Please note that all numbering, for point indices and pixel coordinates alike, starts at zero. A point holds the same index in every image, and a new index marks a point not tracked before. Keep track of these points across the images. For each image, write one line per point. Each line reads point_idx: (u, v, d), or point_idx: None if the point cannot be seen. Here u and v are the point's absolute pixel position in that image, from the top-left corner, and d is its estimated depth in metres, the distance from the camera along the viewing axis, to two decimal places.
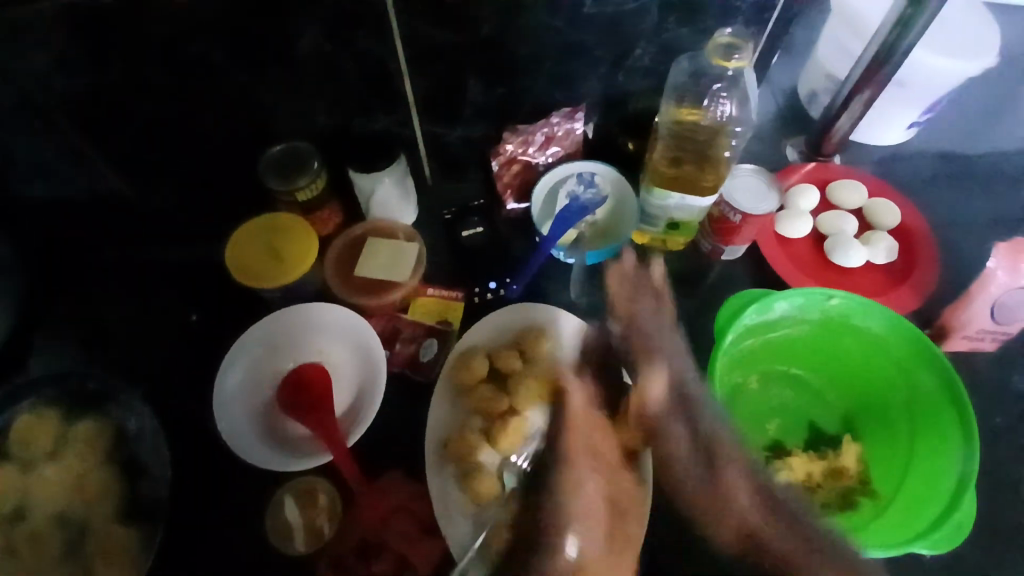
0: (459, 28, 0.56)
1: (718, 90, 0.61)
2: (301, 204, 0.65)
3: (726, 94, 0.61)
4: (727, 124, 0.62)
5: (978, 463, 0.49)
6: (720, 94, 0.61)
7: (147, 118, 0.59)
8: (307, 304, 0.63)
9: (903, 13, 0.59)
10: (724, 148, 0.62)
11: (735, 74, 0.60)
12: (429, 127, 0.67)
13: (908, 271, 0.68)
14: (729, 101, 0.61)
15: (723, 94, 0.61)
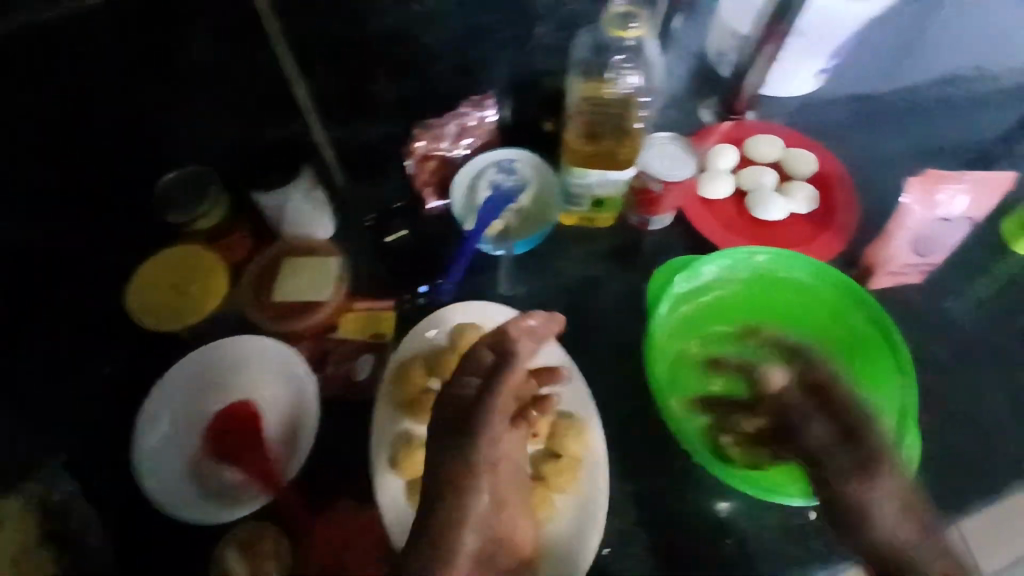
0: (343, 20, 0.53)
1: (620, 61, 0.60)
2: (205, 233, 0.62)
3: (630, 64, 0.60)
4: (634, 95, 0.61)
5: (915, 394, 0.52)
6: (623, 65, 0.61)
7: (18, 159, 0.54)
8: (227, 339, 0.60)
9: None
10: (634, 120, 0.62)
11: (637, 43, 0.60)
12: (333, 133, 0.63)
13: (829, 217, 0.69)
14: (633, 71, 0.61)
15: (626, 64, 0.61)
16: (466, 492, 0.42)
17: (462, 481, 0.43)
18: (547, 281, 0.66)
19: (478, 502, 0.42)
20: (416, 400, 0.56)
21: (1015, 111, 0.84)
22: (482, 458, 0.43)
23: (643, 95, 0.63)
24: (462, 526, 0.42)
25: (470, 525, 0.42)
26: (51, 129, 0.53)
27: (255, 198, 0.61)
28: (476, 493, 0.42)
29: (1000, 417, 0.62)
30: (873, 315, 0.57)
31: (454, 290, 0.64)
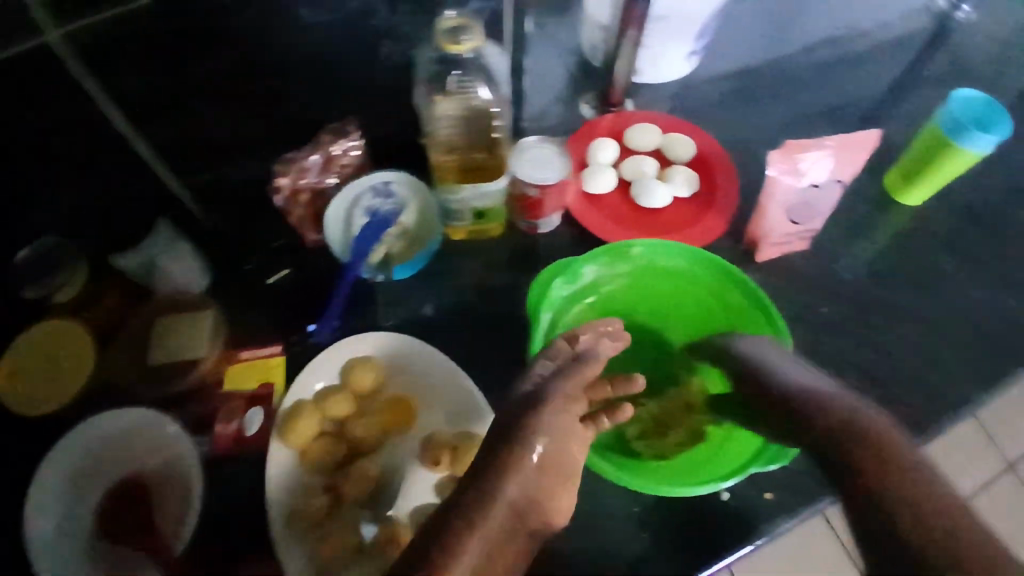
0: (165, 69, 0.50)
1: (459, 73, 0.57)
2: (69, 304, 0.58)
3: (470, 77, 0.58)
4: (483, 106, 0.59)
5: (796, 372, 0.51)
6: (465, 79, 0.58)
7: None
8: (100, 414, 0.56)
9: None
10: (492, 129, 0.60)
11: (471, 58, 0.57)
12: (189, 180, 0.60)
13: (712, 197, 0.70)
14: (476, 84, 0.58)
15: (467, 78, 0.58)
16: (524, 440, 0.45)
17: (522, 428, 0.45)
18: (441, 300, 0.64)
19: (533, 457, 0.45)
20: (310, 446, 0.54)
21: (887, 68, 0.86)
22: (535, 416, 0.46)
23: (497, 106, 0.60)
24: (510, 475, 0.43)
25: (518, 480, 0.43)
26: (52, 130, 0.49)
27: (116, 261, 0.60)
28: (532, 445, 0.45)
29: (889, 368, 0.65)
30: (752, 293, 0.57)
31: (344, 324, 0.62)
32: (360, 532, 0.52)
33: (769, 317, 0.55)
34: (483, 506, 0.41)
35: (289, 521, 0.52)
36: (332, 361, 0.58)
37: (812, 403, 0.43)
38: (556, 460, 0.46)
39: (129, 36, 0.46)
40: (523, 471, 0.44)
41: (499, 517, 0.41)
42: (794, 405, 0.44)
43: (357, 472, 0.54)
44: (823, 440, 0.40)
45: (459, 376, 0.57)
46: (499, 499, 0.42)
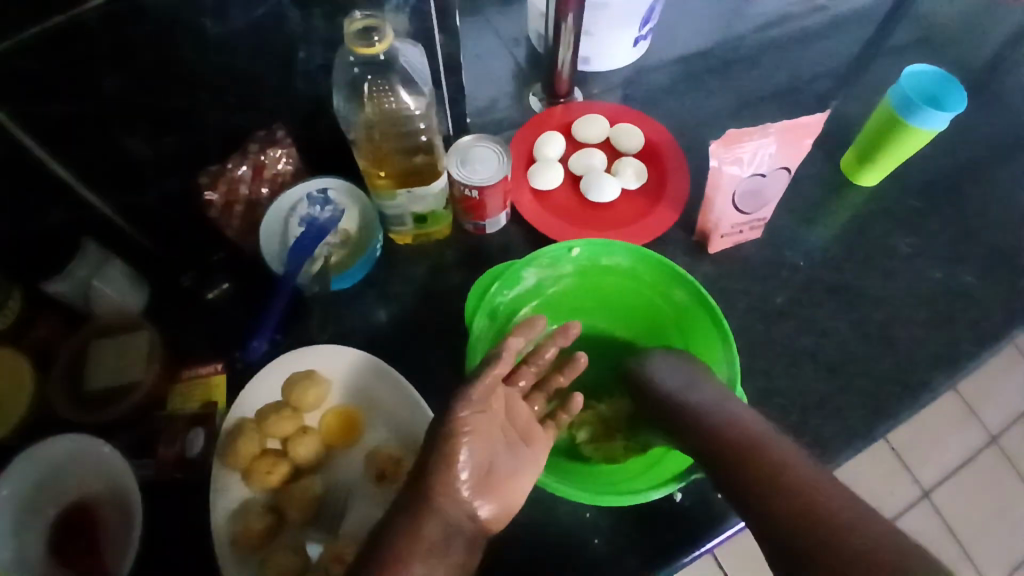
0: (71, 93, 0.47)
1: (371, 76, 0.53)
2: (6, 332, 0.57)
3: (386, 82, 0.53)
4: (404, 112, 0.55)
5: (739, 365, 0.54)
6: (381, 83, 0.54)
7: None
8: (36, 446, 0.55)
9: None
10: (417, 133, 0.57)
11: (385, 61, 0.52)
12: (117, 200, 0.58)
13: (662, 188, 0.68)
14: (393, 90, 0.54)
15: (383, 83, 0.54)
16: (450, 456, 0.40)
17: (442, 447, 0.40)
18: (387, 309, 0.63)
19: (462, 474, 0.40)
20: (251, 466, 0.53)
21: (844, 43, 0.84)
22: (451, 428, 0.40)
23: (420, 110, 0.56)
24: (439, 496, 0.39)
25: (456, 504, 0.39)
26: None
27: (46, 288, 0.58)
28: (459, 460, 0.40)
29: (845, 354, 0.64)
30: (692, 288, 0.58)
31: (287, 337, 0.61)
32: (306, 552, 0.52)
33: (709, 311, 0.57)
34: (410, 539, 0.38)
35: (232, 544, 0.51)
36: (271, 377, 0.57)
37: (723, 432, 0.47)
38: (486, 469, 0.41)
39: (20, 57, 0.43)
40: (453, 492, 0.39)
41: (433, 539, 0.38)
42: (719, 440, 0.47)
43: (300, 490, 0.53)
44: (737, 470, 0.45)
45: (402, 385, 0.56)
46: (424, 528, 0.38)
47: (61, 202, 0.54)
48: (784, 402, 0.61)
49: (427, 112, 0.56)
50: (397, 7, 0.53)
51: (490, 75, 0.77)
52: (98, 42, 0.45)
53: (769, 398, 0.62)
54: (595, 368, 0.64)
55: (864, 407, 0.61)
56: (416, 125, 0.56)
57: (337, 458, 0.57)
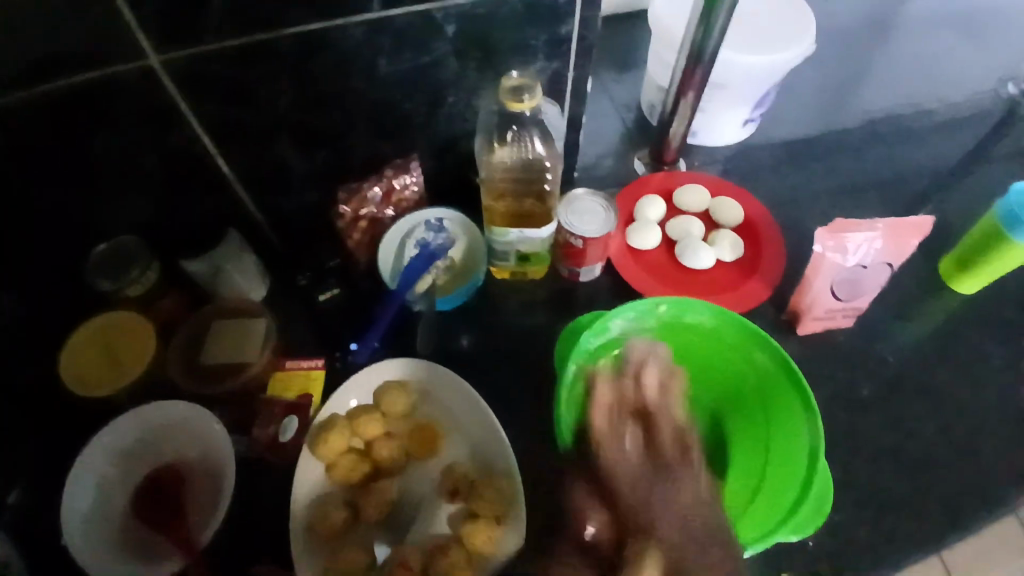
0: (252, 105, 0.56)
1: (517, 128, 0.61)
2: (137, 299, 0.63)
3: (525, 136, 0.61)
4: (535, 160, 0.61)
5: (823, 436, 0.53)
6: (521, 135, 0.61)
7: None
8: (149, 404, 0.59)
9: (702, 14, 0.61)
10: (542, 182, 0.63)
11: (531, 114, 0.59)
12: (263, 200, 0.66)
13: (757, 263, 0.70)
14: (531, 140, 0.61)
15: (523, 135, 0.61)
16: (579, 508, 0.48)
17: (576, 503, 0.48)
18: (478, 337, 0.66)
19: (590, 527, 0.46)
20: (336, 460, 0.56)
21: (953, 147, 0.85)
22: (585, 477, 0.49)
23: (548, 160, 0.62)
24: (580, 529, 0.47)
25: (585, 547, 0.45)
26: (149, 124, 0.54)
27: (185, 265, 0.64)
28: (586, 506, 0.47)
29: (930, 458, 0.62)
30: (778, 355, 0.57)
31: (383, 346, 0.65)
32: (374, 552, 0.54)
33: (796, 381, 0.56)
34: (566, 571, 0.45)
35: (308, 531, 0.54)
36: (365, 380, 0.61)
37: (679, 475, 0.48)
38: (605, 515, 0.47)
39: (222, 65, 0.51)
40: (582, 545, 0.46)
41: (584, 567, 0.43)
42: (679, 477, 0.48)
43: (376, 492, 0.55)
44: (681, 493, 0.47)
45: (482, 409, 0.59)
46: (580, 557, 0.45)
47: (216, 192, 0.63)
48: (858, 498, 0.60)
49: (554, 163, 0.62)
50: (539, 68, 0.60)
51: (602, 136, 0.83)
52: (290, 67, 0.53)
53: (846, 489, 0.61)
54: None
55: (944, 516, 0.59)
56: (542, 174, 0.62)
57: (416, 467, 0.59)
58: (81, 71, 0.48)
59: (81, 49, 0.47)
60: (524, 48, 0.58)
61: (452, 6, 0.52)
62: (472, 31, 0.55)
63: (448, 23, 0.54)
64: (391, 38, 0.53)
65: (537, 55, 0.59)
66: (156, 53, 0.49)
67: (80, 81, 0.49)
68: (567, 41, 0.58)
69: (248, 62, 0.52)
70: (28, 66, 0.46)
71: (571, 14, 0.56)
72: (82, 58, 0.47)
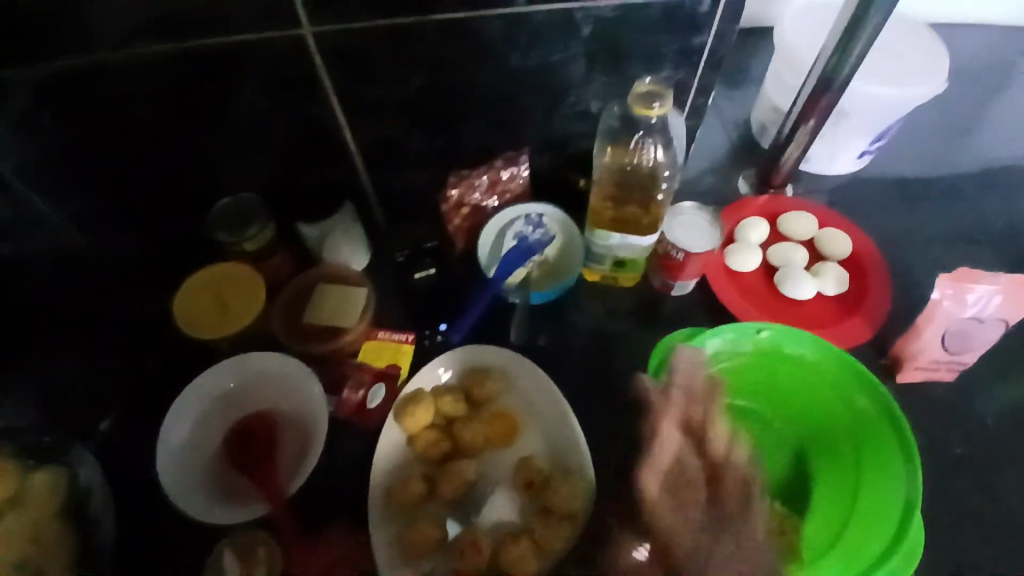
0: (387, 85, 0.58)
1: (643, 135, 0.61)
2: (250, 254, 0.66)
3: (651, 140, 0.61)
4: (656, 168, 0.62)
5: (921, 486, 0.52)
6: (646, 139, 0.61)
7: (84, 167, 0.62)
8: (251, 353, 0.62)
9: (840, 40, 0.59)
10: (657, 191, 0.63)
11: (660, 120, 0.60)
12: (374, 174, 0.69)
13: (860, 301, 0.68)
14: (656, 146, 0.61)
15: (648, 139, 0.61)
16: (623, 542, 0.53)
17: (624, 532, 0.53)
18: (563, 336, 0.67)
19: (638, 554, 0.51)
20: (419, 434, 0.58)
21: None
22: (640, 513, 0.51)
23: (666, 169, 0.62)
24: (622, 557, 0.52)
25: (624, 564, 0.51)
26: (290, 90, 0.57)
27: (299, 228, 0.68)
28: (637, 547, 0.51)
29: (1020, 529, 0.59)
30: (880, 400, 0.57)
31: (470, 331, 0.67)
32: (445, 528, 0.56)
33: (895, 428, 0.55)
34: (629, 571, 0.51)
35: (386, 497, 0.56)
36: (453, 362, 0.63)
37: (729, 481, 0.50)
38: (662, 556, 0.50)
39: (366, 43, 0.53)
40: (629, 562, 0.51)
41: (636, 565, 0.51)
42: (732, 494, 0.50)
43: (455, 471, 0.56)
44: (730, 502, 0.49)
45: (564, 408, 0.60)
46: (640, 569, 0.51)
47: (336, 162, 0.66)
48: (942, 561, 0.57)
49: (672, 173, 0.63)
50: (665, 76, 0.60)
51: (708, 151, 0.81)
52: (428, 51, 0.55)
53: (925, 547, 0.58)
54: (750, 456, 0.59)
55: None
56: (659, 182, 0.63)
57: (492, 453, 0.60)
58: (235, 30, 0.51)
59: (247, 13, 0.50)
60: (654, 55, 0.58)
61: (594, 7, 0.53)
62: (607, 34, 0.55)
63: (586, 24, 0.54)
64: (528, 32, 0.54)
65: (665, 64, 0.59)
66: (311, 24, 0.51)
67: (238, 41, 0.52)
68: (698, 53, 0.58)
69: (392, 41, 0.54)
70: (192, 19, 0.50)
71: (707, 25, 0.55)
72: (242, 18, 0.51)
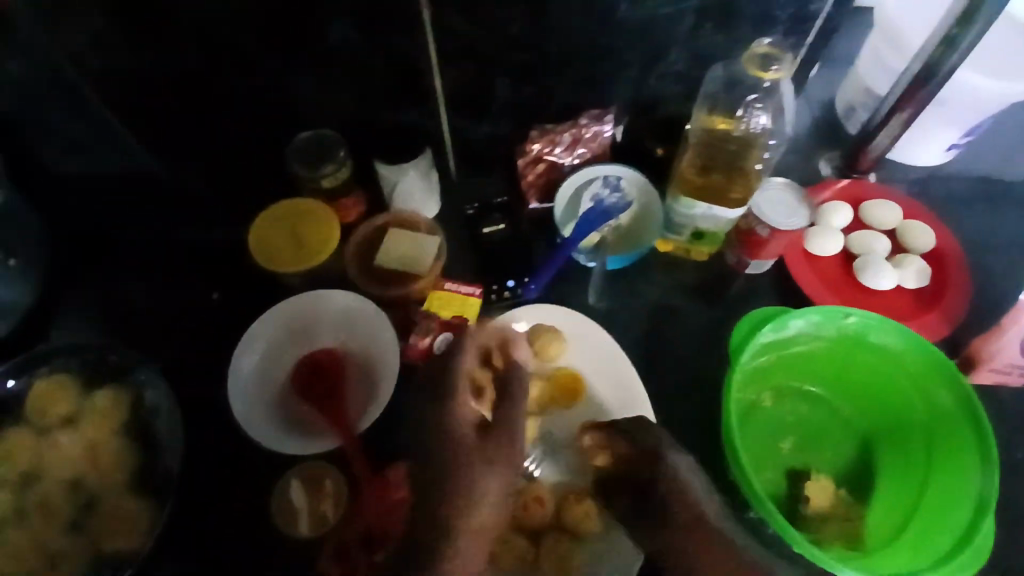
0: (486, 29, 0.56)
1: (753, 100, 0.59)
2: (326, 191, 0.66)
3: (760, 105, 0.59)
4: (760, 135, 0.60)
5: (997, 488, 0.50)
6: (754, 105, 0.60)
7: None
8: (323, 290, 0.62)
9: (948, 32, 0.59)
10: (755, 160, 0.61)
11: (772, 86, 0.58)
12: (455, 123, 0.67)
13: (939, 297, 0.67)
14: (763, 112, 0.59)
15: (757, 105, 0.60)
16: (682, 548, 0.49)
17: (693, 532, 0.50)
18: (630, 305, 0.66)
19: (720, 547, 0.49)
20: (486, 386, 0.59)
21: None
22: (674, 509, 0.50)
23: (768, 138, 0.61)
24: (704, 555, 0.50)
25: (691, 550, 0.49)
26: (386, 27, 0.56)
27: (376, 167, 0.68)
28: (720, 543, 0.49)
29: None
30: (963, 398, 0.54)
31: (539, 289, 0.66)
32: None
33: (979, 428, 0.53)
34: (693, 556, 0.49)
35: None
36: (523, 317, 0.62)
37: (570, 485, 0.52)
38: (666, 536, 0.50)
39: None
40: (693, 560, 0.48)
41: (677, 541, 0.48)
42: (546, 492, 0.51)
43: None
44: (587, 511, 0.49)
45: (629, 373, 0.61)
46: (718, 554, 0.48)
47: (419, 106, 0.65)
48: (1003, 558, 0.58)
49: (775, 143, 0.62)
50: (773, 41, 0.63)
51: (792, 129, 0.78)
52: None
53: None
54: (816, 440, 0.60)
55: None
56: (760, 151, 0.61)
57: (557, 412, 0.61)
58: None
59: None
60: (767, 17, 0.60)
61: None
62: None
63: None
64: None
65: (776, 28, 0.61)
66: None
67: None
68: (812, 19, 0.61)
69: None
70: None
71: None
72: None
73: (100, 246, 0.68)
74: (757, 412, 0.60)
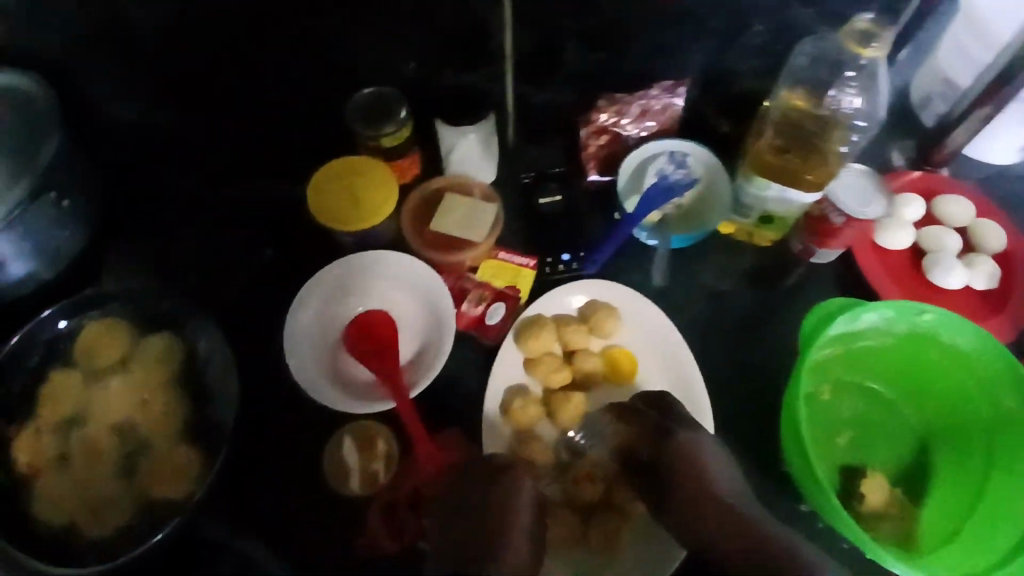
0: None
1: (849, 79, 0.56)
2: (385, 150, 0.64)
3: (856, 84, 0.56)
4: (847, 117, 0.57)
5: None
6: (850, 83, 0.56)
7: (237, 34, 0.60)
8: (377, 252, 0.61)
9: None
10: (837, 143, 0.57)
11: (869, 64, 0.55)
12: (518, 87, 0.65)
13: (1008, 300, 0.64)
14: (856, 92, 0.56)
15: (852, 84, 0.56)
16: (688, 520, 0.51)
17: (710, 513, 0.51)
18: (688, 286, 0.64)
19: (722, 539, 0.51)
20: (539, 359, 0.58)
21: None
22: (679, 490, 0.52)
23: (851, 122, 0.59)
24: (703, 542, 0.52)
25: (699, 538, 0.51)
26: None
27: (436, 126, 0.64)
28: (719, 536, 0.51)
29: None
30: None
31: (597, 265, 0.64)
32: (557, 453, 0.56)
33: None
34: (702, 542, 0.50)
35: (503, 415, 0.56)
36: (581, 291, 0.61)
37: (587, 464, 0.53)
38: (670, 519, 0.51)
39: None
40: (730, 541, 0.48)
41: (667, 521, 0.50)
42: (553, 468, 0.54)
43: (574, 401, 0.56)
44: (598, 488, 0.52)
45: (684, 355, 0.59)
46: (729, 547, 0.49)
47: (484, 66, 0.63)
48: None
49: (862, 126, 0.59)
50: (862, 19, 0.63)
51: None
52: None
53: None
54: (872, 437, 0.58)
55: None
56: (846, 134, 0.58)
57: (608, 390, 0.59)
58: None
59: None
60: None
61: None
62: None
63: None
64: None
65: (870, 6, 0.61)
66: None
67: None
68: None
69: None
70: None
71: None
72: None
73: (153, 194, 0.68)
74: (814, 404, 0.58)
